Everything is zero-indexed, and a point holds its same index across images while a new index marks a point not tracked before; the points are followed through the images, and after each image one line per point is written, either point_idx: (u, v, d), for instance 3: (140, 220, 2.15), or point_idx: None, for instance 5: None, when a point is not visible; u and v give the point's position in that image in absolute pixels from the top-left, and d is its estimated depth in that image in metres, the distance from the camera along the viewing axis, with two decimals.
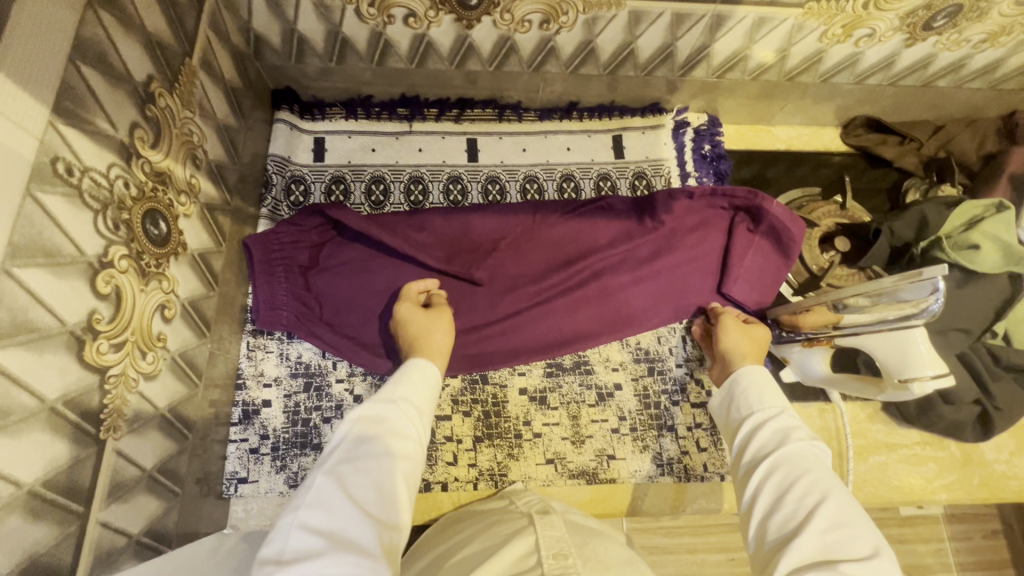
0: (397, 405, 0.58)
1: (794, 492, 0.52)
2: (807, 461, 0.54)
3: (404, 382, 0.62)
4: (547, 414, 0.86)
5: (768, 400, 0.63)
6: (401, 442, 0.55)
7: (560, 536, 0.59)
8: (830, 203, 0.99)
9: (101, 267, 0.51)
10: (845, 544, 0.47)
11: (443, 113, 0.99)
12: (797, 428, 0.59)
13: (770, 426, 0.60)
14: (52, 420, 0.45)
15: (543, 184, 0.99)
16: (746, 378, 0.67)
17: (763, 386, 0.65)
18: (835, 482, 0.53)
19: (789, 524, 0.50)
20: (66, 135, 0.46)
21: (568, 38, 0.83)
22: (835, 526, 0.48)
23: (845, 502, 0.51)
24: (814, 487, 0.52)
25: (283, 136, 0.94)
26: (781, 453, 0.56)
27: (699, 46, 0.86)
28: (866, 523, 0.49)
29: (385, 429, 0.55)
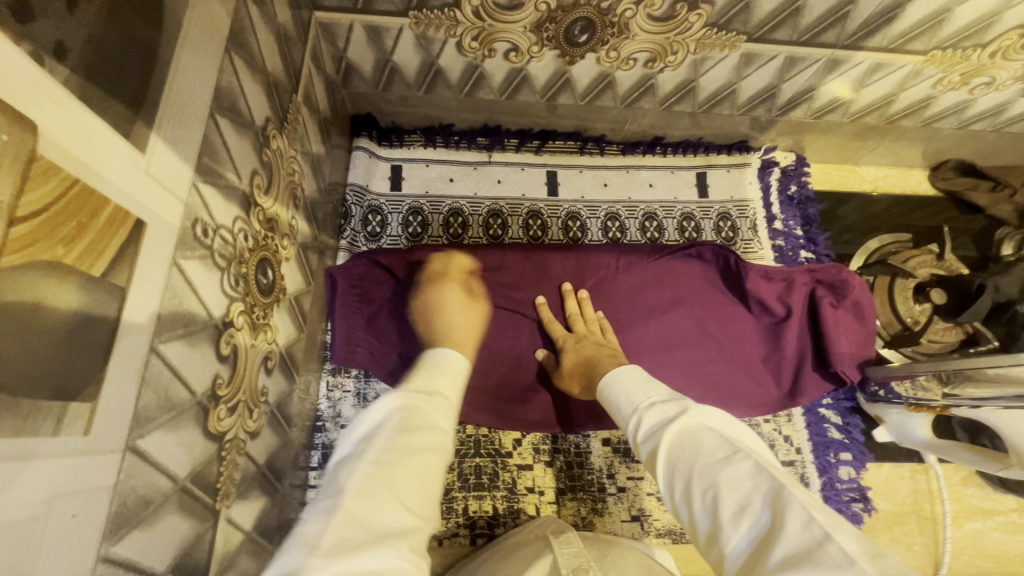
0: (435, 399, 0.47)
1: (691, 490, 0.40)
2: (693, 448, 0.42)
3: (436, 372, 0.52)
4: (631, 467, 0.82)
5: (637, 396, 0.51)
6: (435, 430, 0.45)
7: (578, 551, 0.57)
8: (925, 252, 0.94)
9: (223, 327, 0.48)
10: (758, 521, 0.35)
11: (523, 145, 0.96)
12: (665, 404, 0.47)
13: (644, 425, 0.47)
14: (181, 500, 0.42)
15: (625, 222, 0.95)
16: (614, 384, 0.55)
17: (625, 386, 0.53)
18: (726, 446, 0.41)
19: (699, 523, 0.39)
20: (203, 193, 0.43)
21: (670, 76, 0.80)
22: (739, 511, 0.37)
23: (732, 469, 0.39)
24: (705, 471, 0.40)
25: (362, 164, 0.91)
26: (664, 450, 0.44)
27: (805, 88, 0.82)
28: (763, 478, 0.38)
29: (422, 419, 0.45)
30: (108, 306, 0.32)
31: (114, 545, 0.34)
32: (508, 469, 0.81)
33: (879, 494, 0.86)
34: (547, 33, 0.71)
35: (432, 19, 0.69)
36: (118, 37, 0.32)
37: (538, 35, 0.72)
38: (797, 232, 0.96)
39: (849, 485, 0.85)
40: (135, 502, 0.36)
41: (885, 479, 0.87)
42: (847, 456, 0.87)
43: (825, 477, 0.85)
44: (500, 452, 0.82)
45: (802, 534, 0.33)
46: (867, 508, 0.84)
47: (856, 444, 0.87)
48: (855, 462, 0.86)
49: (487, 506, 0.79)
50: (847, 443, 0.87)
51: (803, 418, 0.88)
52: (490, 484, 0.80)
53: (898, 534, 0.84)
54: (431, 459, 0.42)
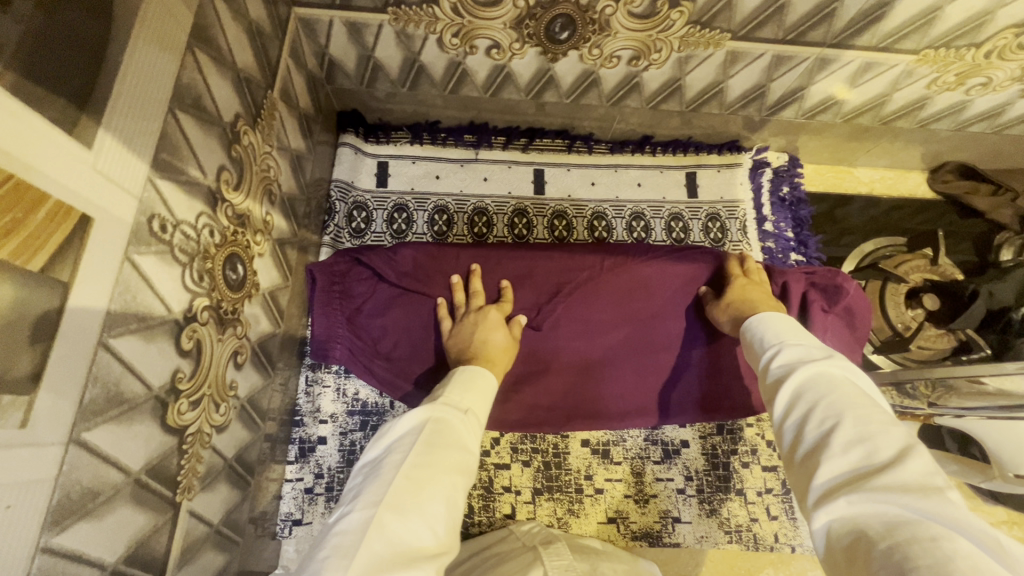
0: (464, 416, 0.53)
1: (811, 419, 0.39)
2: (828, 385, 0.41)
3: (467, 390, 0.56)
4: (609, 469, 0.81)
5: (791, 335, 0.48)
6: (462, 449, 0.50)
7: (568, 564, 0.58)
8: (919, 256, 0.93)
9: (185, 322, 0.48)
10: (875, 461, 0.35)
11: (510, 142, 0.95)
12: (814, 348, 0.45)
13: (780, 358, 0.45)
14: (135, 493, 0.42)
15: (612, 222, 0.94)
16: (761, 325, 0.52)
17: (774, 324, 0.50)
18: (865, 401, 0.39)
19: (805, 442, 0.39)
20: (161, 189, 0.44)
21: (655, 74, 0.79)
22: (854, 447, 0.36)
23: (862, 413, 0.38)
24: (832, 411, 0.39)
25: (347, 160, 0.91)
26: (798, 382, 0.42)
27: (794, 87, 0.81)
28: (895, 431, 0.36)
29: (451, 436, 0.50)
30: (47, 301, 0.33)
31: (56, 535, 0.35)
32: (485, 467, 0.80)
33: None
34: (528, 30, 0.70)
35: (411, 15, 0.69)
36: (60, 33, 0.33)
37: (519, 32, 0.71)
38: (788, 234, 0.95)
39: None
40: (81, 494, 0.37)
41: None
42: None
43: None
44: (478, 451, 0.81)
45: (921, 481, 0.32)
46: None
47: None
48: None
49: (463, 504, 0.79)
50: None
51: None
52: None
53: None
54: (458, 477, 0.48)
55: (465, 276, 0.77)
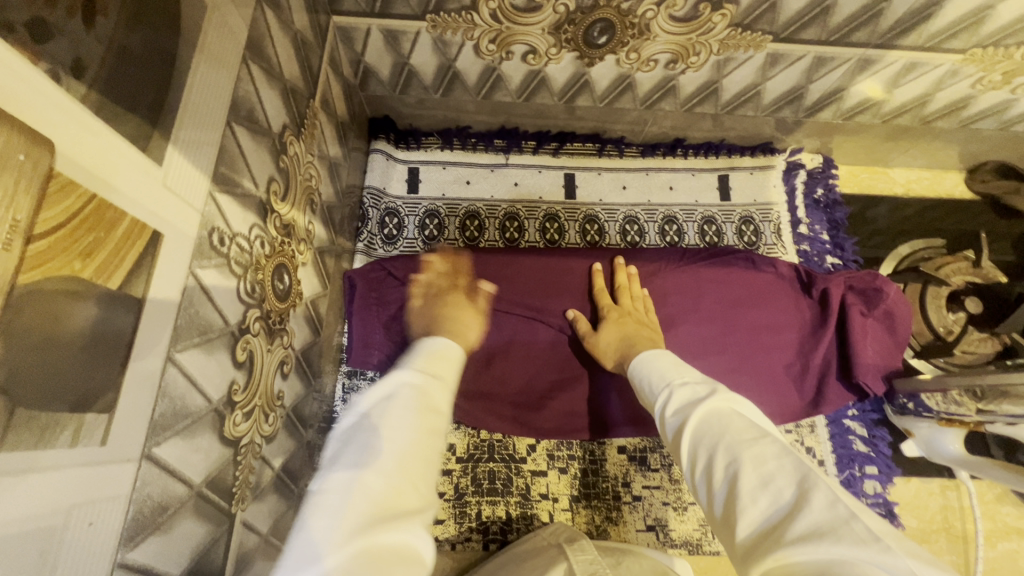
0: (440, 369, 0.44)
1: (714, 468, 0.36)
2: (715, 425, 0.38)
3: (438, 344, 0.47)
4: (647, 476, 0.80)
5: (671, 374, 0.48)
6: (440, 407, 0.41)
7: (594, 558, 0.56)
8: (959, 258, 0.91)
9: (239, 334, 0.48)
10: (777, 500, 0.32)
11: (540, 147, 0.95)
12: (699, 383, 0.45)
13: (671, 402, 0.44)
14: (197, 505, 0.43)
15: (644, 226, 0.93)
16: (644, 371, 0.51)
17: (657, 367, 0.50)
18: (751, 428, 0.37)
19: (716, 494, 0.35)
20: (219, 202, 0.44)
21: (692, 77, 0.78)
22: (757, 492, 0.33)
23: (759, 450, 0.35)
24: (721, 455, 0.36)
25: (379, 167, 0.91)
26: (690, 424, 0.40)
27: (834, 88, 0.79)
28: (788, 458, 0.34)
29: (429, 393, 0.41)
30: (124, 319, 0.33)
31: (132, 551, 0.35)
32: (522, 474, 0.80)
33: (906, 509, 0.82)
34: (566, 35, 0.70)
35: (449, 22, 0.69)
36: (134, 52, 0.33)
37: (557, 37, 0.70)
38: (823, 237, 0.93)
39: (874, 500, 0.81)
40: (152, 509, 0.37)
41: (913, 494, 0.83)
42: (873, 469, 0.83)
43: (849, 492, 0.81)
44: (514, 458, 0.81)
45: (830, 515, 0.29)
46: (894, 525, 0.80)
47: (883, 458, 0.83)
48: (881, 476, 0.82)
49: (500, 511, 0.78)
50: (873, 456, 0.83)
51: (827, 428, 0.85)
52: (503, 489, 0.79)
53: (927, 552, 0.80)
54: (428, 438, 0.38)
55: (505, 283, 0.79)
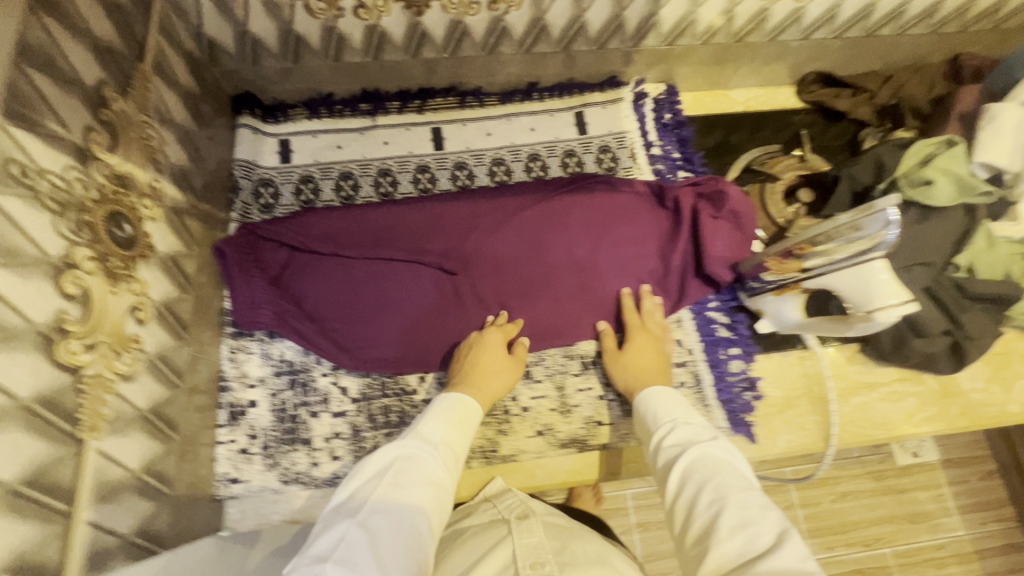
0: (434, 451, 0.64)
1: (701, 501, 0.55)
2: (711, 468, 0.58)
3: (432, 426, 0.68)
4: (532, 387, 0.87)
5: (664, 416, 0.68)
6: (430, 487, 0.61)
7: (538, 542, 0.59)
8: (790, 156, 1.01)
9: (65, 268, 0.51)
10: (753, 541, 0.49)
11: (405, 105, 1.00)
12: (705, 429, 0.65)
13: (676, 436, 0.64)
14: (26, 418, 0.45)
15: (510, 165, 1.00)
16: (651, 403, 0.72)
17: (665, 405, 0.70)
18: (732, 477, 0.56)
19: (700, 522, 0.54)
20: (17, 137, 0.47)
21: (518, 16, 0.85)
22: (738, 528, 0.51)
23: (744, 497, 0.54)
24: (715, 495, 0.55)
25: (247, 141, 0.95)
26: (688, 459, 0.60)
27: (646, 14, 0.88)
28: (772, 513, 0.52)
29: (425, 471, 0.62)
30: None
31: None
32: (415, 404, 0.85)
33: (770, 382, 0.91)
34: None
35: None
36: None
37: None
38: (674, 154, 1.03)
39: (739, 376, 0.90)
40: None
41: (775, 368, 0.92)
42: (736, 350, 0.92)
43: (716, 372, 0.90)
44: (405, 391, 0.85)
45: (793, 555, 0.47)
46: (756, 395, 0.89)
47: (743, 338, 0.93)
48: (743, 355, 0.92)
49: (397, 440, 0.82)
50: (734, 338, 0.93)
51: (692, 320, 0.94)
52: (397, 421, 0.83)
53: (791, 415, 0.89)
54: (415, 513, 0.57)
55: (383, 233, 0.89)
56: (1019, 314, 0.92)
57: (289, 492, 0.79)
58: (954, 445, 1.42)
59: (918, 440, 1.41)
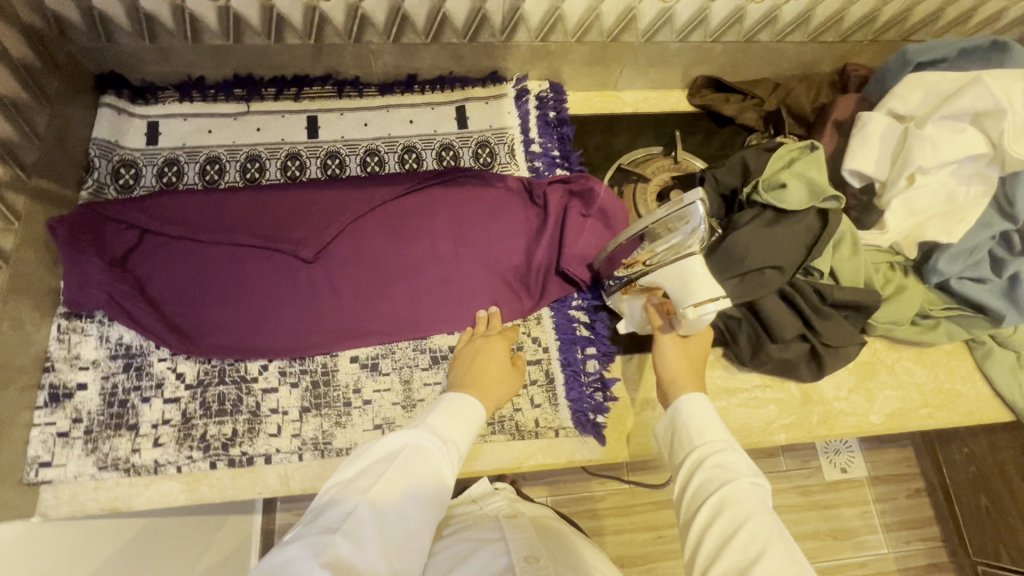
0: (444, 447, 0.64)
1: (734, 542, 0.51)
2: (749, 508, 0.53)
3: (449, 417, 0.68)
4: (378, 380, 0.85)
5: (707, 433, 0.62)
6: (433, 480, 0.61)
7: (529, 538, 0.68)
8: (665, 157, 1.00)
9: None
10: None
11: (281, 93, 0.99)
12: (748, 465, 0.59)
13: (708, 462, 0.59)
14: None
15: (384, 157, 0.99)
16: (688, 411, 0.65)
17: (707, 418, 0.64)
18: (771, 524, 0.52)
19: (727, 561, 0.50)
20: None
21: (374, 4, 0.85)
22: None
23: (788, 550, 0.50)
24: (755, 536, 0.51)
25: (109, 120, 0.93)
26: (729, 488, 0.55)
27: (508, 7, 0.88)
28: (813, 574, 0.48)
29: (429, 462, 0.62)
30: None
31: None
32: (252, 393, 0.82)
33: (626, 384, 0.89)
34: None
35: None
36: None
37: None
38: (553, 152, 1.02)
39: (593, 376, 0.89)
40: None
41: (633, 370, 0.90)
42: (593, 350, 0.91)
43: (569, 370, 0.89)
44: (245, 379, 0.83)
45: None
46: (607, 396, 0.87)
47: (602, 338, 0.91)
48: (600, 356, 0.90)
49: (227, 429, 0.80)
50: (593, 338, 0.91)
51: (552, 318, 0.92)
52: (231, 409, 0.81)
53: (646, 418, 0.87)
54: (418, 507, 0.58)
55: (234, 218, 0.84)
56: (883, 323, 0.91)
57: (107, 479, 0.76)
58: (881, 462, 1.39)
59: (845, 454, 1.39)
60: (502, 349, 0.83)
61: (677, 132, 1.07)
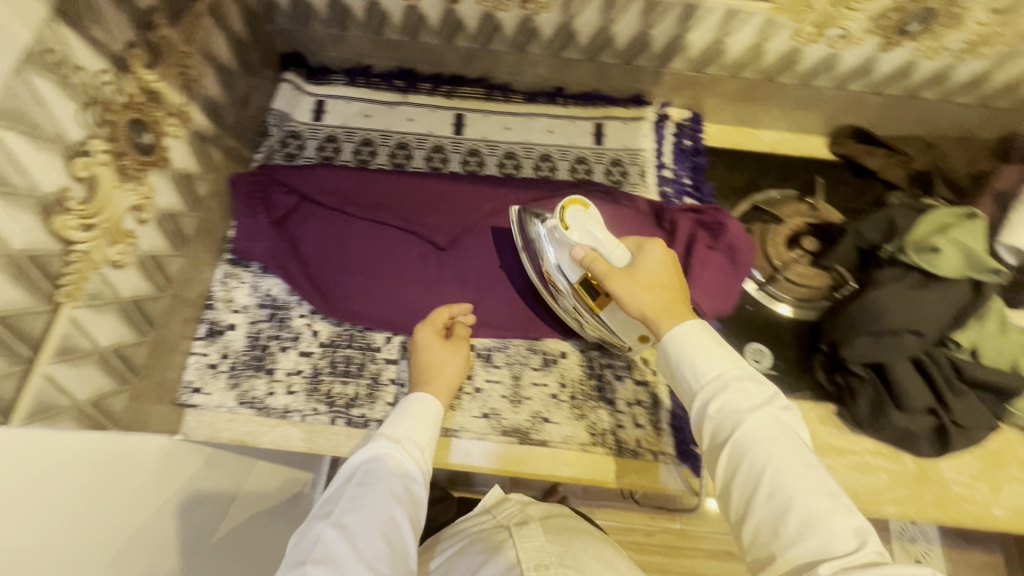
0: (398, 444, 0.68)
1: (759, 494, 0.54)
2: (761, 452, 0.55)
3: (407, 417, 0.72)
4: (490, 371, 0.88)
5: (701, 371, 0.62)
6: (395, 479, 0.65)
7: (539, 545, 0.68)
8: (803, 204, 0.98)
9: (80, 153, 0.59)
10: (825, 543, 0.50)
11: (435, 89, 1.06)
12: (771, 398, 0.60)
13: (710, 405, 0.60)
14: (12, 265, 0.52)
15: (521, 161, 1.04)
16: (677, 347, 0.64)
17: (691, 351, 0.63)
18: (794, 463, 0.55)
19: (754, 512, 0.54)
20: (62, 33, 0.55)
21: (546, 19, 0.89)
22: (805, 522, 0.51)
23: (810, 483, 0.53)
24: (773, 486, 0.54)
25: (286, 95, 1.03)
26: (738, 435, 0.57)
27: (673, 36, 0.90)
28: (835, 506, 0.52)
29: (392, 468, 0.66)
30: None
31: None
32: (376, 361, 0.88)
33: None
34: None
35: None
36: None
37: None
38: (685, 180, 1.03)
39: None
40: None
41: None
42: None
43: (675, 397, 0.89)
44: (371, 347, 0.89)
45: (861, 549, 0.49)
46: None
47: None
48: None
49: (350, 390, 0.86)
50: None
51: None
52: (356, 372, 0.87)
53: None
54: (389, 505, 0.62)
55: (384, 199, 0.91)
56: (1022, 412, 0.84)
57: (242, 414, 0.84)
58: (968, 562, 1.28)
59: (925, 545, 1.29)
60: (429, 335, 0.82)
61: (819, 179, 1.04)
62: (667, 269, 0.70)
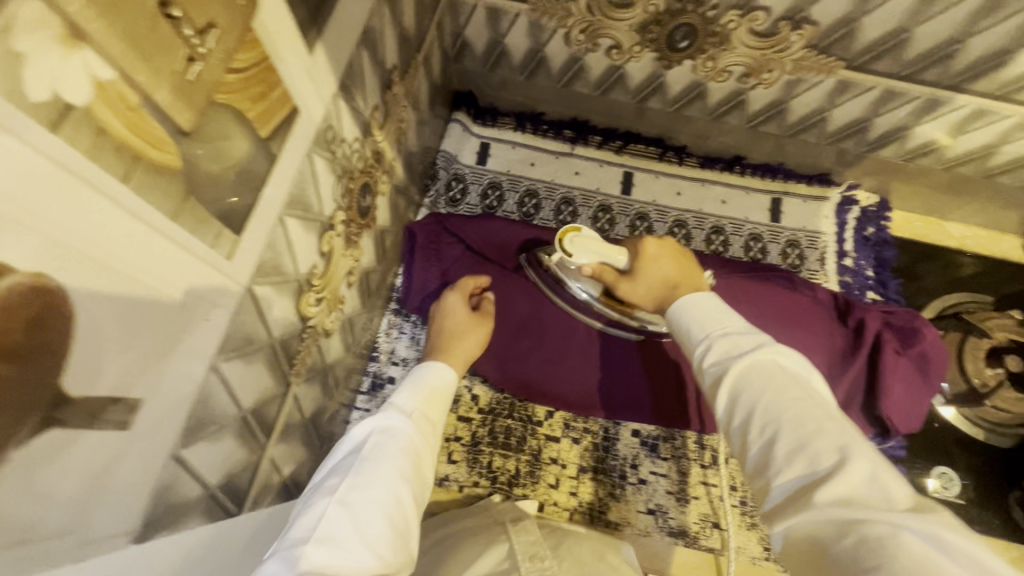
0: (407, 417, 0.52)
1: (748, 424, 0.40)
2: (762, 382, 0.41)
3: (415, 386, 0.57)
4: (656, 463, 0.83)
5: (705, 322, 0.48)
6: (409, 456, 0.49)
7: (535, 539, 0.58)
8: (1006, 316, 0.89)
9: (328, 228, 0.56)
10: (812, 460, 0.36)
11: (605, 143, 1.01)
12: (738, 338, 0.45)
13: (712, 352, 0.45)
14: (269, 354, 0.49)
15: (691, 231, 0.98)
16: (682, 311, 0.51)
17: (697, 313, 0.49)
18: (793, 389, 0.40)
19: (753, 454, 0.40)
20: (339, 107, 0.51)
21: (762, 94, 0.82)
22: (794, 450, 0.37)
23: (801, 410, 0.39)
24: (766, 420, 0.39)
25: (455, 136, 1.00)
26: (733, 372, 0.43)
27: (898, 126, 0.83)
28: (832, 431, 0.37)
29: (405, 445, 0.50)
30: (260, 163, 0.40)
31: (226, 363, 0.42)
32: (536, 437, 0.84)
33: None
34: (650, 35, 0.76)
35: (549, 8, 0.76)
36: None
37: (641, 36, 0.76)
38: (867, 272, 0.96)
39: None
40: (241, 338, 0.43)
41: None
42: None
43: None
44: (531, 420, 0.85)
45: (861, 474, 0.34)
46: None
47: None
48: None
49: (511, 466, 0.83)
50: None
51: None
52: (517, 446, 0.83)
53: None
54: (399, 486, 0.46)
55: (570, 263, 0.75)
56: None
57: None
58: None
59: None
60: (458, 302, 0.70)
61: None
62: (677, 261, 0.60)
